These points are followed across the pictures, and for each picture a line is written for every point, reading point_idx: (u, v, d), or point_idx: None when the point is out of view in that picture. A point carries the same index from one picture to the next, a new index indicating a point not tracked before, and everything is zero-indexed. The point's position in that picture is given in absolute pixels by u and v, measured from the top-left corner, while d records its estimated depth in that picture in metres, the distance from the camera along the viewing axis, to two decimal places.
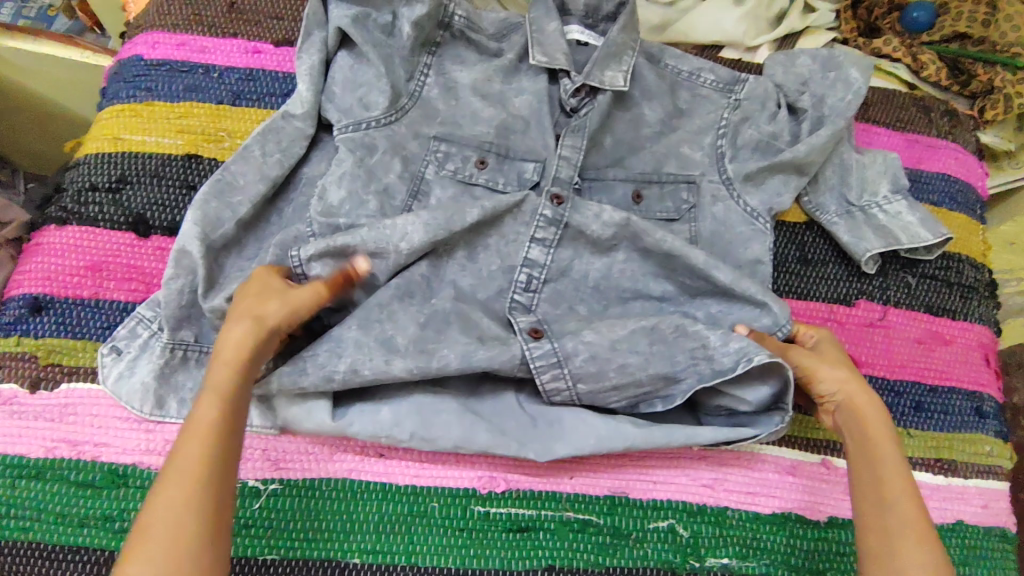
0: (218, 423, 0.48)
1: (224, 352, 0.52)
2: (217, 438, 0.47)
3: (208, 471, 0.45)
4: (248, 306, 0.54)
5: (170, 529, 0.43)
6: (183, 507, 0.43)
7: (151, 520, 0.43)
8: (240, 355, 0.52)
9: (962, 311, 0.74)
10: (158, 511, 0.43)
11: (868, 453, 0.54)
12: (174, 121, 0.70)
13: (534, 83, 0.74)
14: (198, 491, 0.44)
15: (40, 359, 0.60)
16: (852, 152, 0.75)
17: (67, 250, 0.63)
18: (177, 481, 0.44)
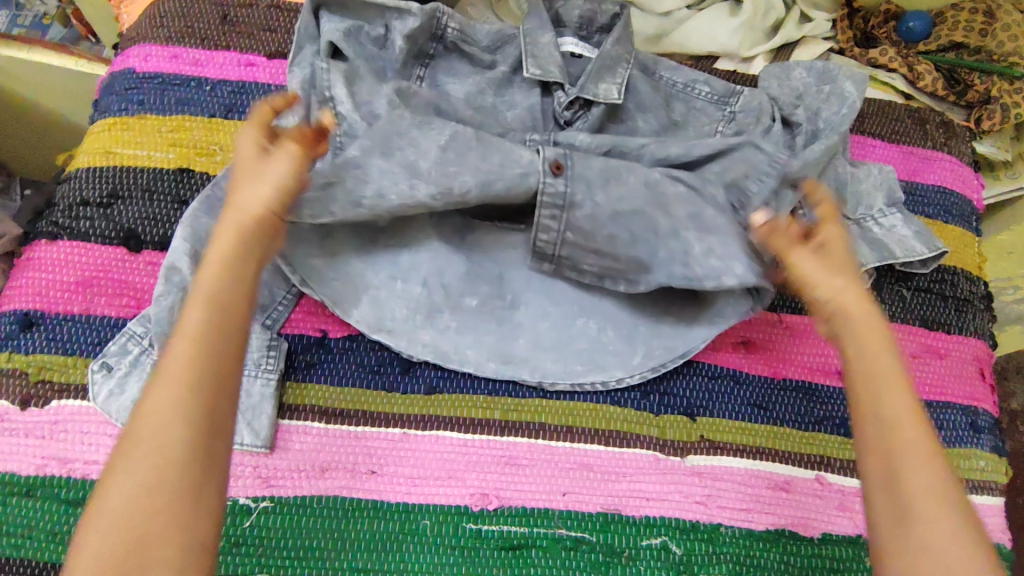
0: (206, 335, 0.44)
1: (222, 232, 0.49)
2: (202, 340, 0.44)
3: (192, 385, 0.43)
4: (234, 199, 0.51)
5: (152, 454, 0.41)
6: (171, 408, 0.42)
7: (135, 432, 0.42)
8: (226, 264, 0.47)
9: (957, 325, 0.74)
10: (144, 427, 0.42)
11: (872, 396, 0.47)
12: (166, 135, 0.69)
13: (528, 96, 0.73)
14: (185, 397, 0.42)
15: (30, 375, 0.60)
16: (847, 165, 0.74)
17: (58, 265, 0.63)
18: (168, 375, 0.43)
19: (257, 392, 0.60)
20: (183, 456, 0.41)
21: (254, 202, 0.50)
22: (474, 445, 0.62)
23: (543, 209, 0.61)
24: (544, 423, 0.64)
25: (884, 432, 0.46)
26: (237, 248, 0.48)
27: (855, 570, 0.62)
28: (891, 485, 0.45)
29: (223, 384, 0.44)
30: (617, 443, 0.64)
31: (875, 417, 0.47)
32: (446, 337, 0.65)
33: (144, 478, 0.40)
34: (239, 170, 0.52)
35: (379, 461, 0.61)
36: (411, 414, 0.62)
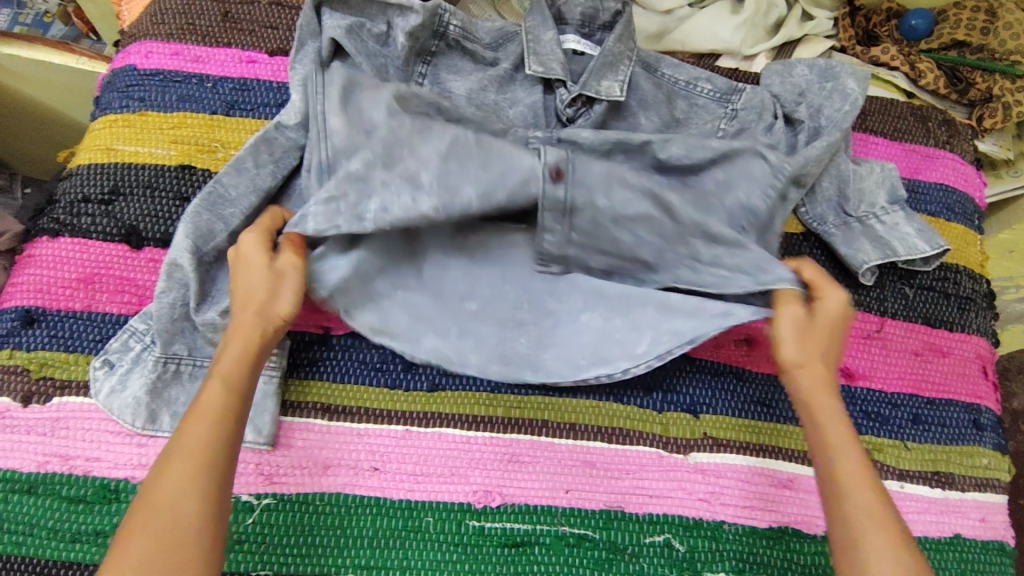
0: (221, 408, 0.51)
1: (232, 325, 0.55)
2: (217, 414, 0.50)
3: (203, 456, 0.48)
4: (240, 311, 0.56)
5: (164, 523, 0.45)
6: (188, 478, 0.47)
7: (155, 496, 0.47)
8: (243, 350, 0.54)
9: (959, 323, 0.74)
10: (163, 492, 0.46)
11: (816, 428, 0.55)
12: (167, 132, 0.69)
13: (530, 94, 0.73)
14: (200, 468, 0.48)
15: (31, 372, 0.60)
16: (849, 163, 0.74)
17: (59, 262, 0.63)
18: (180, 451, 0.48)
19: (259, 389, 0.60)
20: (200, 524, 0.46)
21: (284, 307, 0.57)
22: (476, 442, 0.62)
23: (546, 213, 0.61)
24: (547, 420, 0.63)
25: (837, 479, 0.52)
26: (251, 347, 0.54)
27: None
28: (833, 500, 0.52)
29: (227, 460, 0.49)
30: (620, 440, 0.64)
31: (828, 464, 0.53)
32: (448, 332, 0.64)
33: (156, 541, 0.45)
34: (245, 289, 0.57)
35: (381, 459, 0.60)
36: (414, 411, 0.62)
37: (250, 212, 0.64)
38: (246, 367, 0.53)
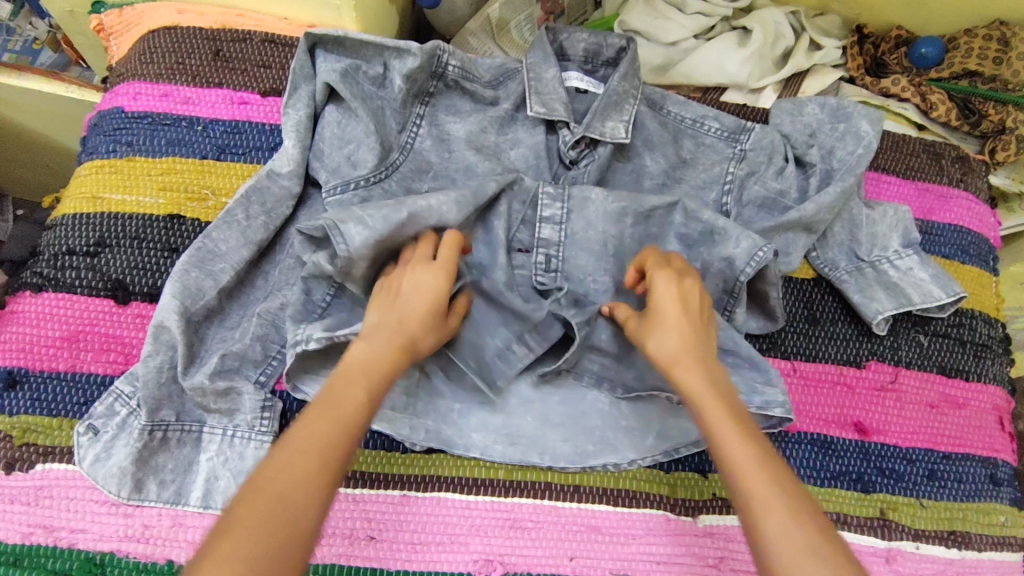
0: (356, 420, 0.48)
1: (379, 325, 0.53)
2: (350, 425, 0.47)
3: (317, 459, 0.44)
4: (405, 311, 0.54)
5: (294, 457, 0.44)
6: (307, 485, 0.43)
7: (265, 486, 0.42)
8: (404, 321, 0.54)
9: (975, 372, 0.72)
10: (278, 488, 0.42)
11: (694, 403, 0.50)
12: (156, 178, 0.67)
13: (531, 135, 0.71)
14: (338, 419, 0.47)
15: (14, 438, 0.57)
16: (862, 207, 0.72)
17: (43, 320, 0.61)
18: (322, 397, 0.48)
19: (250, 455, 0.58)
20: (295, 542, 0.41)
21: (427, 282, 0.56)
22: (477, 507, 0.60)
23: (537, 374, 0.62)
24: (550, 482, 0.61)
25: (715, 428, 0.47)
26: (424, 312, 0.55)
27: None
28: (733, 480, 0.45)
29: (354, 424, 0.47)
30: (626, 504, 0.61)
31: (701, 413, 0.49)
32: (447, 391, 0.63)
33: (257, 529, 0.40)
34: (417, 297, 0.55)
35: (378, 526, 0.58)
36: (413, 475, 0.60)
37: (242, 266, 0.61)
38: (383, 379, 0.51)
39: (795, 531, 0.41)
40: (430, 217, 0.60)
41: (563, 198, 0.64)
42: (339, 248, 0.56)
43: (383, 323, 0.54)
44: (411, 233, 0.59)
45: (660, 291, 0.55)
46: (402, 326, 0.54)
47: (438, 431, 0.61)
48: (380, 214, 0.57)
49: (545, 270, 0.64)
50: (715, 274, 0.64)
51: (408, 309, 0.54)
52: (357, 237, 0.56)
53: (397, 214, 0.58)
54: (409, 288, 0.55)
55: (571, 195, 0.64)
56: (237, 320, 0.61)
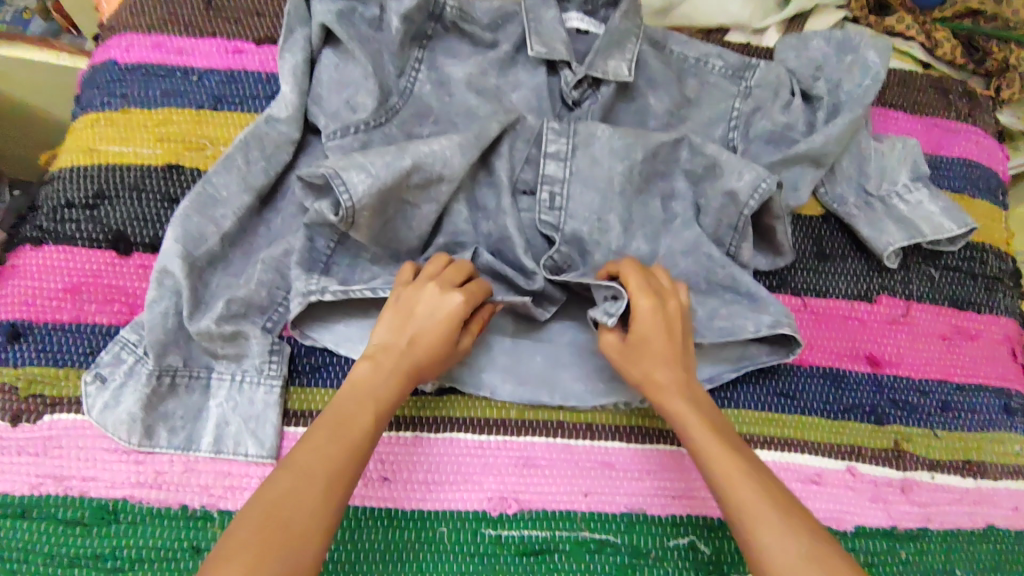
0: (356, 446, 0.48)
1: (387, 345, 0.53)
2: (353, 453, 0.48)
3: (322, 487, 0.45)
4: (412, 328, 0.54)
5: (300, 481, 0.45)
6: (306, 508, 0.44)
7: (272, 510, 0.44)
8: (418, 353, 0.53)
9: (987, 304, 0.71)
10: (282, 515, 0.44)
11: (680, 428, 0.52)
12: (152, 129, 0.66)
13: (533, 76, 0.69)
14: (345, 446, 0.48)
15: (20, 390, 0.57)
16: (870, 140, 0.71)
17: (44, 272, 0.60)
18: (327, 418, 0.49)
19: (260, 399, 0.57)
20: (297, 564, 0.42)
21: (440, 304, 0.54)
22: (489, 445, 0.59)
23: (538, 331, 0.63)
24: (563, 421, 0.61)
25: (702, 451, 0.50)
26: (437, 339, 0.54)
27: (890, 562, 0.60)
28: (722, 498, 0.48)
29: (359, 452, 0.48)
30: (639, 440, 0.61)
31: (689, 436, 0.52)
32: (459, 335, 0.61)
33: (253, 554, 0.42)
34: (427, 313, 0.54)
35: (391, 467, 0.58)
36: (425, 415, 0.60)
37: (243, 212, 0.60)
38: (388, 402, 0.51)
39: (775, 546, 0.44)
40: (433, 164, 0.58)
41: (569, 134, 0.63)
42: (343, 198, 0.54)
43: (393, 344, 0.54)
44: (415, 181, 0.58)
45: (640, 315, 0.54)
46: (411, 348, 0.53)
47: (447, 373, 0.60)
48: (383, 163, 0.56)
49: (551, 207, 0.63)
50: (717, 207, 0.63)
51: (422, 328, 0.54)
52: (361, 186, 0.54)
53: (401, 163, 0.56)
54: (421, 308, 0.54)
55: (578, 130, 0.63)
56: (241, 267, 0.60)
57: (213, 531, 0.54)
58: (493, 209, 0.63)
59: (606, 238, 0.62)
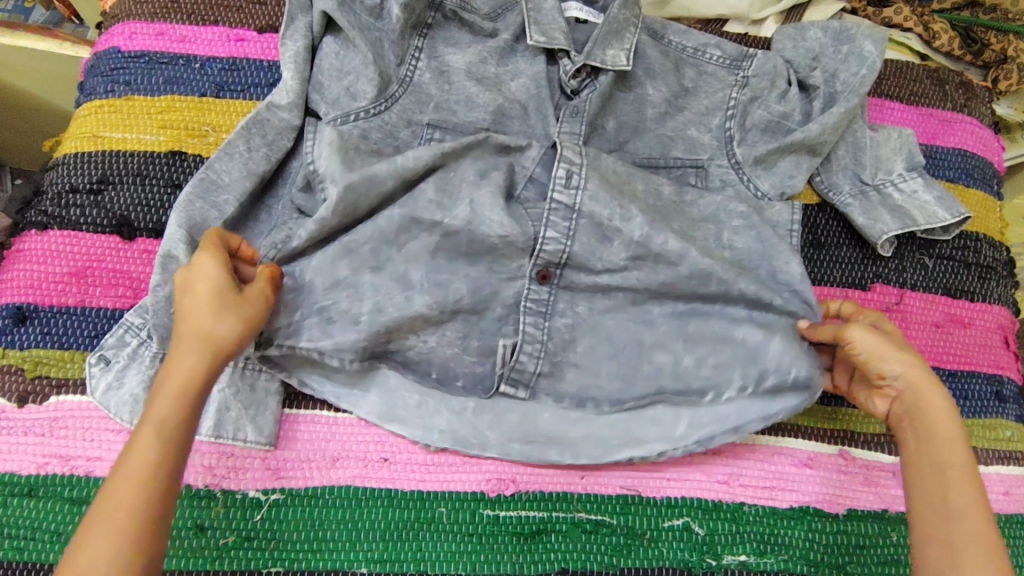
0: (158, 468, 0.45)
1: (225, 305, 0.50)
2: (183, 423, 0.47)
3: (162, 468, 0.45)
4: (200, 323, 0.49)
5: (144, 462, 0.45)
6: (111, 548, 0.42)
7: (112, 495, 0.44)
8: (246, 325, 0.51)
9: (980, 293, 0.72)
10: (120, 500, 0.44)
11: (932, 451, 0.51)
12: (156, 116, 0.66)
13: (532, 65, 0.69)
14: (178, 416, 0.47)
15: (26, 371, 0.58)
16: (866, 129, 0.71)
17: (49, 256, 0.61)
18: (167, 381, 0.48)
19: (262, 386, 0.59)
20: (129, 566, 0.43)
21: (253, 300, 0.52)
22: (494, 432, 0.60)
23: (526, 315, 0.59)
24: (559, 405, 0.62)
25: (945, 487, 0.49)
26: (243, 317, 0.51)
27: (881, 544, 0.61)
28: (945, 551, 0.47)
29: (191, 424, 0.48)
30: (649, 421, 0.61)
31: (937, 469, 0.50)
32: (466, 329, 0.59)
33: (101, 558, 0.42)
34: (209, 300, 0.50)
35: (391, 449, 0.60)
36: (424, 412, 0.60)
37: (245, 197, 0.61)
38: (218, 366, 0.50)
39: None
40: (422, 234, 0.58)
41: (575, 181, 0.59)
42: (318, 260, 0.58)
43: (182, 341, 0.50)
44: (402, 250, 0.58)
45: (862, 342, 0.55)
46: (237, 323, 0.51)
47: (451, 360, 0.60)
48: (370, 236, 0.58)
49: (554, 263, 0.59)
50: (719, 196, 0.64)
51: (246, 304, 0.51)
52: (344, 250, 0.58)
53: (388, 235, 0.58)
54: (205, 317, 0.50)
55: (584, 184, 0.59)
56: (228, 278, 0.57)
57: (215, 510, 0.56)
58: (480, 236, 0.58)
59: (629, 227, 0.58)
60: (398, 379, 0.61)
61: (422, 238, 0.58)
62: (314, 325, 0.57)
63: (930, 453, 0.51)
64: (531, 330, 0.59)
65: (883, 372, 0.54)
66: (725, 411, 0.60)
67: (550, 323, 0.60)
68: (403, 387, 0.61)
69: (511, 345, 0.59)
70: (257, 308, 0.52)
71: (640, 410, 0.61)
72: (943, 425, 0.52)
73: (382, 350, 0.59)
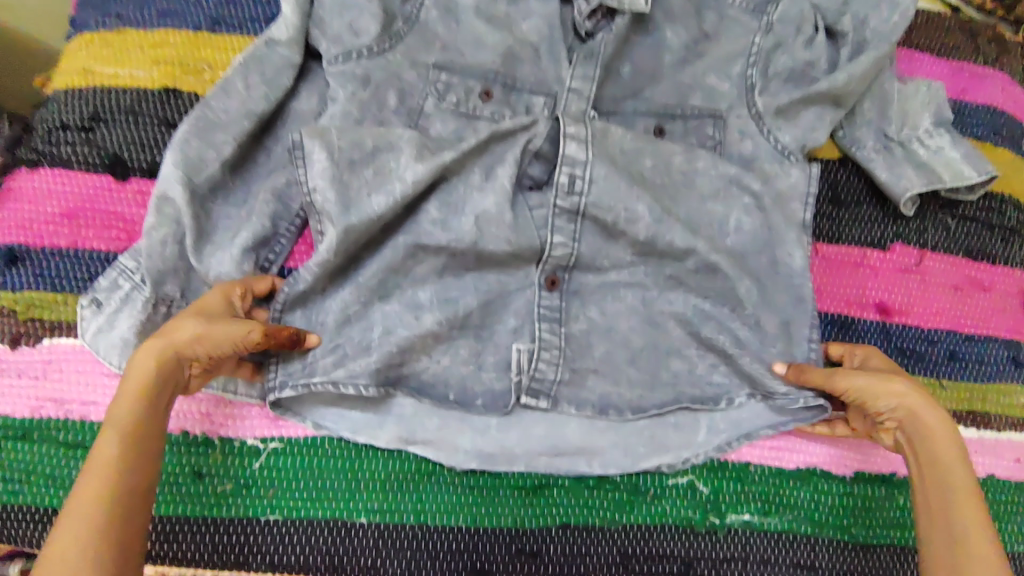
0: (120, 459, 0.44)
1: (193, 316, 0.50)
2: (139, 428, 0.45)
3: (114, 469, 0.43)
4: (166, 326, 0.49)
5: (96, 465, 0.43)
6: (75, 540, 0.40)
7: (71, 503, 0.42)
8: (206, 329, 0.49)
9: (1002, 256, 0.69)
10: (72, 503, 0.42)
11: (937, 477, 0.49)
12: (149, 51, 0.63)
13: (544, 4, 0.63)
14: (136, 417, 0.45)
15: (18, 313, 0.57)
16: (895, 82, 0.67)
17: (40, 196, 0.59)
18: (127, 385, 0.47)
19: None
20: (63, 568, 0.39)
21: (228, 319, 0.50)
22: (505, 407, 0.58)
23: (541, 323, 0.58)
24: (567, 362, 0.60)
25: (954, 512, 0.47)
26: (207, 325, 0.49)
27: (887, 506, 0.60)
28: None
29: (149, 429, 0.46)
30: (672, 426, 0.60)
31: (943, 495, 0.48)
32: (479, 345, 0.58)
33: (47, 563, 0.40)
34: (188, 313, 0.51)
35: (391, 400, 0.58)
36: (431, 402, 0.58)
37: (243, 138, 0.58)
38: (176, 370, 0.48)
39: None
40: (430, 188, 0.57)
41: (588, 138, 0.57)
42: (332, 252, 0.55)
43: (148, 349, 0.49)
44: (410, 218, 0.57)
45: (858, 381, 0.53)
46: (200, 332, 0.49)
47: (469, 379, 0.58)
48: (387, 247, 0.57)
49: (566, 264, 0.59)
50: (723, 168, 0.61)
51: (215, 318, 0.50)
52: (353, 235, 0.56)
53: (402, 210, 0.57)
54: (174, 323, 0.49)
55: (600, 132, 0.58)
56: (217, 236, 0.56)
57: (215, 456, 0.56)
58: (488, 254, 0.57)
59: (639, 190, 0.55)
60: (414, 405, 0.57)
61: (430, 257, 0.57)
62: (329, 344, 0.56)
63: (936, 479, 0.49)
64: (547, 336, 0.58)
65: (879, 406, 0.52)
66: (742, 416, 0.60)
67: (567, 327, 0.59)
68: (420, 412, 0.57)
69: (527, 352, 0.58)
70: (231, 324, 0.50)
71: (662, 415, 0.60)
72: (940, 440, 0.50)
73: (395, 376, 0.56)
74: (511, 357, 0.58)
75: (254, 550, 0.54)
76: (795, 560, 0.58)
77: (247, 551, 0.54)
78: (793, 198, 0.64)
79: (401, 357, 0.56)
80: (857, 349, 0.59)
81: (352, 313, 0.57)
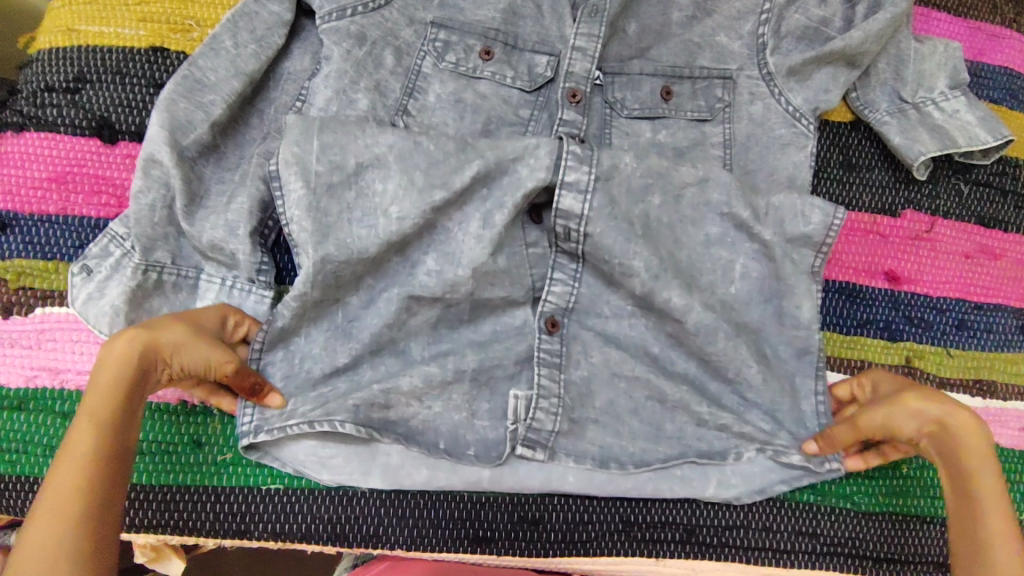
0: (104, 452, 0.41)
1: (169, 326, 0.47)
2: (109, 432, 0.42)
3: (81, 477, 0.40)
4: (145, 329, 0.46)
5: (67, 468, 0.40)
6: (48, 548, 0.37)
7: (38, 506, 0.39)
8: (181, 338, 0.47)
9: (1015, 223, 0.68)
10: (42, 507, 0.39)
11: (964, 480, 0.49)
12: (134, 8, 0.60)
13: None
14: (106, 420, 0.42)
15: (9, 282, 0.55)
16: (910, 40, 0.65)
17: (26, 160, 0.57)
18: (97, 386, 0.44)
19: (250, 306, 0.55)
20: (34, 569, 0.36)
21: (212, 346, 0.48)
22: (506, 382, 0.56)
23: (539, 367, 0.55)
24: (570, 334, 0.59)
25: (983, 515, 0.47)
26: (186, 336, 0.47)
27: (890, 475, 0.60)
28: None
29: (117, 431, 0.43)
30: (678, 479, 0.57)
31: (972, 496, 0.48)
32: (474, 391, 0.55)
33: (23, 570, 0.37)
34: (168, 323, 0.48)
35: None
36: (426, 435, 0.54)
37: (233, 99, 0.56)
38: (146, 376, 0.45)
39: None
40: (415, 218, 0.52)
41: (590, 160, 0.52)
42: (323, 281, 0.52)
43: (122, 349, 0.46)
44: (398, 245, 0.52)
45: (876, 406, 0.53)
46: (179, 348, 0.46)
47: (461, 428, 0.55)
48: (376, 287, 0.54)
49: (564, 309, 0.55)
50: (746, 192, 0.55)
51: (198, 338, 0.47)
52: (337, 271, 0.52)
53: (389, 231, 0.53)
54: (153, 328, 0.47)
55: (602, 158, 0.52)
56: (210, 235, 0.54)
57: (213, 426, 0.55)
58: (483, 300, 0.54)
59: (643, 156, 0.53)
60: (402, 454, 0.54)
61: (425, 308, 0.54)
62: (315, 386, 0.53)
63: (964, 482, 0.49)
64: (546, 382, 0.55)
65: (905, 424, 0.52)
66: (750, 471, 0.57)
67: (566, 374, 0.55)
68: (407, 462, 0.54)
69: (524, 400, 0.55)
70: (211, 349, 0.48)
71: (668, 468, 0.56)
72: (969, 443, 0.50)
73: (380, 421, 0.53)
74: (508, 406, 0.55)
75: (255, 519, 0.54)
76: (797, 528, 0.58)
77: (248, 520, 0.54)
78: (805, 242, 0.56)
79: (386, 405, 0.53)
80: (866, 380, 0.57)
81: (340, 364, 0.53)
